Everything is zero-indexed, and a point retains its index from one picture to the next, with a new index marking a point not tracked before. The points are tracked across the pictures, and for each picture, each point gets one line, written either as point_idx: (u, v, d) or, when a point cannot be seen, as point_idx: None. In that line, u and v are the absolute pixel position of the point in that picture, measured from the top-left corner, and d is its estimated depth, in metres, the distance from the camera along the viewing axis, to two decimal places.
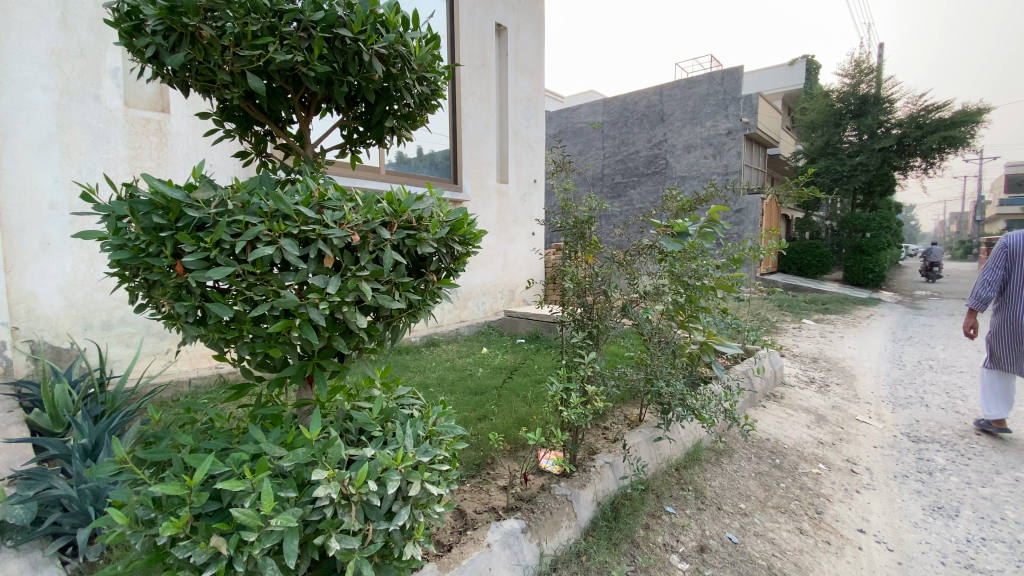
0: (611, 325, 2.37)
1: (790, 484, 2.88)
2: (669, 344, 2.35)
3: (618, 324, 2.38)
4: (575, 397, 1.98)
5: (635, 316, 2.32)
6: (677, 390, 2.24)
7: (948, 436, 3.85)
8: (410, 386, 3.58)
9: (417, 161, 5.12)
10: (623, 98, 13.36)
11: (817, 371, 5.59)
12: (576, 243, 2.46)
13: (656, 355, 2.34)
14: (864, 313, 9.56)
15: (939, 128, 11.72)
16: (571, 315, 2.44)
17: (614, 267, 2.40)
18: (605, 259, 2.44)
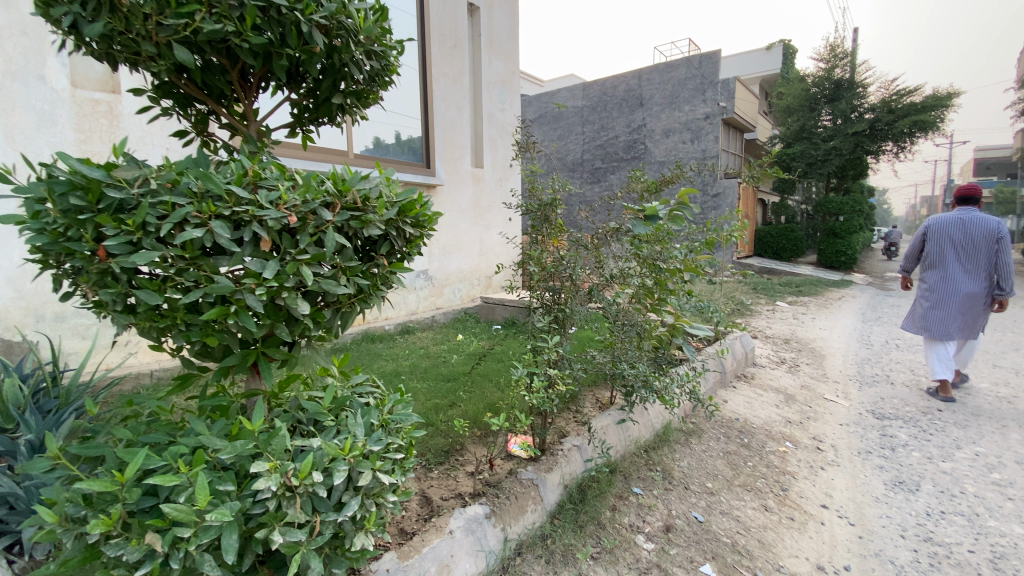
0: (576, 309, 2.35)
1: (757, 463, 2.93)
2: (636, 327, 2.35)
3: (583, 308, 2.36)
4: (538, 381, 1.96)
5: (602, 300, 2.34)
6: (644, 373, 2.27)
7: (911, 413, 3.97)
8: (382, 374, 3.54)
9: (397, 147, 5.03)
10: (602, 82, 13.27)
11: (788, 351, 5.70)
12: (542, 226, 2.41)
13: (623, 338, 2.33)
14: (836, 295, 9.77)
15: (910, 113, 11.93)
16: (538, 299, 2.42)
17: (580, 250, 2.36)
18: (572, 242, 2.41)
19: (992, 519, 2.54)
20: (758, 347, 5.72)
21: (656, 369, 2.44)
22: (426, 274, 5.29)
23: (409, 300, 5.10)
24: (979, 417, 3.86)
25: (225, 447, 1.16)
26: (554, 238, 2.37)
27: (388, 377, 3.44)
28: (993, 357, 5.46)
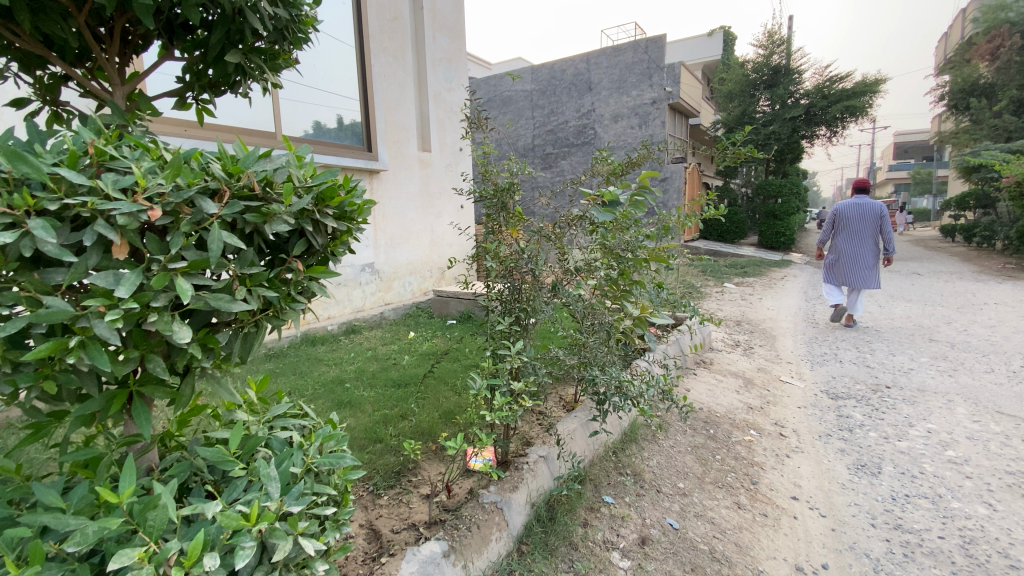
0: (542, 308, 2.10)
1: (725, 456, 2.83)
2: (606, 328, 2.11)
3: (548, 307, 2.12)
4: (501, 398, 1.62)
5: (566, 295, 2.11)
6: (616, 380, 1.99)
7: (862, 391, 4.04)
8: (323, 382, 3.19)
9: (340, 131, 4.60)
10: (551, 65, 13.05)
11: (741, 334, 5.75)
12: (498, 216, 2.14)
13: (590, 337, 2.09)
14: (779, 275, 10.09)
15: (842, 98, 12.46)
16: (498, 297, 2.17)
17: (540, 242, 2.14)
18: (531, 233, 2.16)
19: (954, 500, 2.56)
20: (713, 331, 5.73)
21: (624, 368, 2.22)
22: (372, 268, 4.92)
23: (355, 297, 4.74)
24: (924, 393, 3.97)
25: (76, 534, 0.85)
26: (512, 228, 2.08)
27: (329, 387, 3.09)
28: (927, 331, 5.72)
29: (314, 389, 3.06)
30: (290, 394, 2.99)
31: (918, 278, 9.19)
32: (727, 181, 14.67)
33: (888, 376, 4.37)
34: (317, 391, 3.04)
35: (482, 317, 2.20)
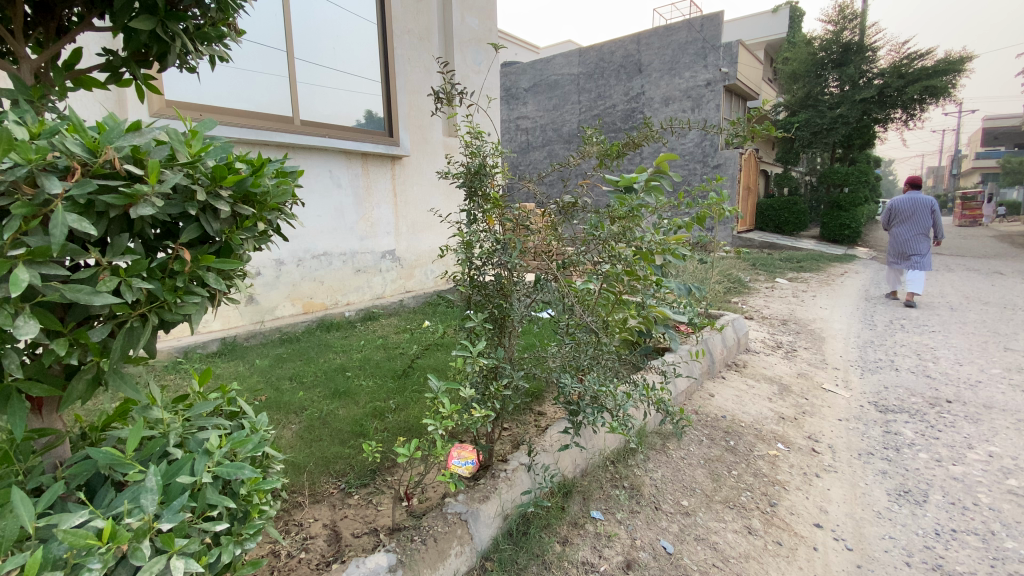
0: (515, 305, 1.87)
1: (742, 471, 2.56)
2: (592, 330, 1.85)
3: (523, 304, 1.87)
4: (449, 406, 1.47)
5: (542, 293, 1.87)
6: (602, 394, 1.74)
7: (917, 405, 3.59)
8: (325, 369, 3.15)
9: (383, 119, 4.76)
10: (599, 47, 12.55)
11: (785, 334, 5.30)
12: (474, 204, 1.92)
13: (574, 339, 1.84)
14: (838, 271, 9.30)
15: (921, 78, 11.26)
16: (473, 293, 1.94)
17: (518, 232, 1.90)
18: (508, 222, 1.91)
19: (1011, 539, 2.19)
20: (754, 330, 5.32)
21: (620, 374, 2.02)
22: (393, 255, 4.88)
23: (374, 284, 4.72)
24: (992, 410, 3.48)
25: None
26: (484, 218, 1.90)
27: (329, 374, 3.05)
28: (1005, 339, 5.05)
29: (314, 376, 3.03)
30: (291, 381, 2.97)
31: (1002, 278, 8.19)
32: (787, 169, 13.66)
33: (950, 389, 3.87)
34: (318, 377, 3.01)
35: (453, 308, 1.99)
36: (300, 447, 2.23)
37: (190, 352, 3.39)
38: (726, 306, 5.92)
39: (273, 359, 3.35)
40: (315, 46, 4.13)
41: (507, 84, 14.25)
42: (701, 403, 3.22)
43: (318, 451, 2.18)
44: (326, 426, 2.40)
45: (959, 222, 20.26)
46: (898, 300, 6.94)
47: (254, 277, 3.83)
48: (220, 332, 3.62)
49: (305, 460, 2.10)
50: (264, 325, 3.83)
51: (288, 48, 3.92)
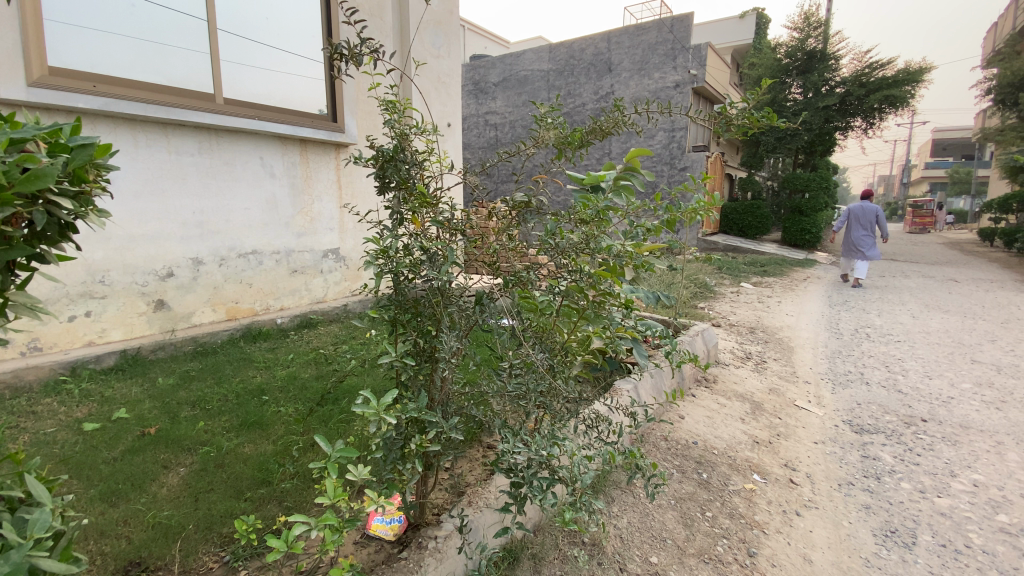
0: (444, 337, 1.36)
1: (717, 513, 2.25)
2: (549, 365, 1.48)
3: (451, 339, 1.35)
4: (343, 486, 1.04)
5: (482, 315, 1.44)
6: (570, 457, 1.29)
7: (892, 424, 3.40)
8: (239, 390, 2.68)
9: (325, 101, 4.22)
10: (569, 44, 12.26)
11: (753, 344, 5.09)
12: (396, 200, 1.41)
13: (520, 370, 1.44)
14: (801, 276, 9.28)
15: (881, 87, 11.45)
16: (400, 312, 1.44)
17: (451, 240, 1.48)
18: (438, 225, 1.46)
19: None
20: (722, 339, 5.10)
21: (580, 415, 1.65)
22: (337, 254, 4.41)
23: (314, 287, 4.24)
24: (968, 431, 3.32)
25: None
26: (409, 220, 1.42)
27: (243, 398, 2.58)
28: (970, 351, 4.99)
29: (223, 401, 2.56)
30: (194, 407, 2.50)
31: (956, 286, 8.32)
32: (752, 173, 13.71)
33: (923, 406, 3.70)
34: (228, 403, 2.54)
35: (362, 332, 1.49)
36: (184, 501, 1.78)
37: (80, 367, 2.82)
38: (693, 313, 5.69)
39: (180, 377, 2.85)
40: (245, 17, 3.60)
41: (475, 78, 13.75)
42: (670, 428, 2.92)
43: (204, 507, 1.73)
44: (223, 470, 1.95)
45: (910, 229, 21.01)
46: (860, 307, 6.89)
47: (165, 279, 3.30)
48: (120, 343, 3.06)
49: (184, 522, 1.66)
50: (176, 334, 3.30)
51: (210, 18, 3.40)
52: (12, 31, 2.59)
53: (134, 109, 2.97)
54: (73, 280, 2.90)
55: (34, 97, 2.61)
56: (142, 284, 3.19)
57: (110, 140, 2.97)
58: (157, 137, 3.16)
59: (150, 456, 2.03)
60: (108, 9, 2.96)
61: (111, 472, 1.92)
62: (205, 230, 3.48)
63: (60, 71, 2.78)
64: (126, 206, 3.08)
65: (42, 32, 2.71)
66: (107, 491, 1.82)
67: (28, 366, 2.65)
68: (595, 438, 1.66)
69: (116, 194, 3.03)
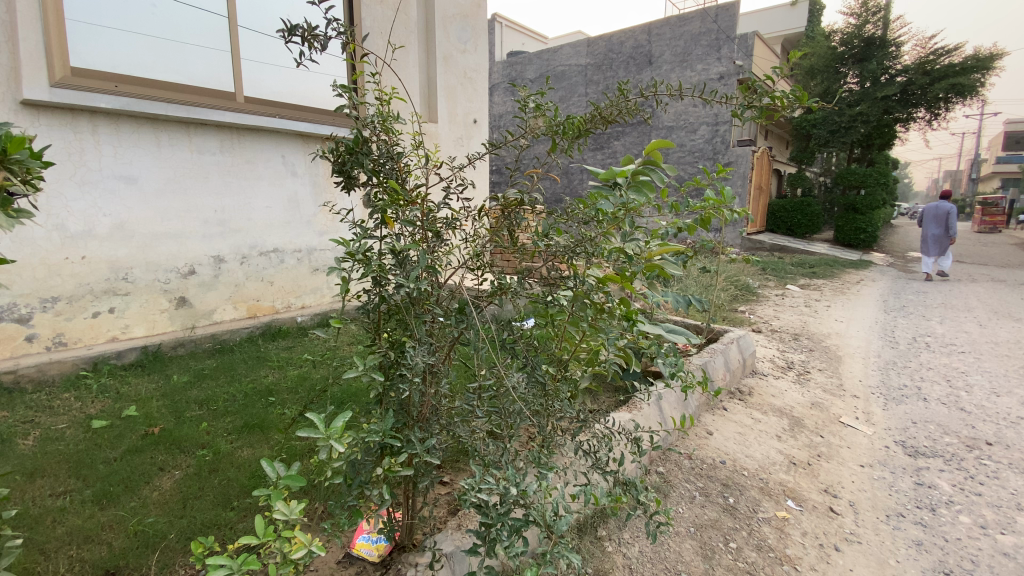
0: (414, 354, 1.19)
1: (742, 544, 2.03)
2: (526, 384, 1.33)
3: (423, 356, 1.19)
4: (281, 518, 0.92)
5: (459, 326, 1.28)
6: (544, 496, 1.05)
7: (953, 447, 3.03)
8: (247, 390, 2.66)
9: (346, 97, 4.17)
10: (608, 37, 11.88)
11: (796, 352, 4.73)
12: (372, 198, 1.22)
13: (493, 392, 1.29)
14: (854, 278, 8.66)
15: (947, 75, 10.53)
16: (370, 323, 1.25)
17: (420, 241, 1.27)
18: (414, 224, 1.27)
19: None
20: (762, 347, 4.76)
21: (578, 440, 1.47)
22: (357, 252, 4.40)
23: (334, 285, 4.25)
24: None
25: None
26: (383, 218, 1.24)
27: (250, 399, 2.55)
28: None
29: (231, 402, 2.53)
30: (202, 407, 2.48)
31: None
32: (801, 169, 12.94)
33: (989, 427, 3.30)
34: (235, 403, 2.52)
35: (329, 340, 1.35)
36: (172, 505, 1.73)
37: (101, 362, 2.87)
38: (730, 318, 5.36)
39: (194, 376, 2.84)
40: (267, 14, 3.59)
41: (513, 74, 13.59)
42: (696, 446, 2.72)
43: (191, 514, 1.68)
44: (216, 476, 1.90)
45: (979, 227, 19.36)
46: (920, 313, 6.32)
47: (187, 276, 3.34)
48: (142, 339, 3.11)
49: (166, 530, 1.60)
50: (196, 330, 3.33)
51: (231, 15, 3.39)
52: (36, 33, 2.65)
53: (154, 109, 3.03)
54: (97, 276, 2.97)
55: (54, 97, 2.68)
56: (164, 281, 3.24)
57: (133, 139, 3.02)
58: (180, 137, 3.22)
59: (148, 457, 2.01)
60: (133, 14, 3.02)
61: (109, 471, 1.91)
62: (226, 228, 3.51)
63: (83, 72, 2.84)
64: (148, 205, 3.13)
65: (67, 34, 2.77)
66: (101, 491, 1.79)
67: (52, 361, 2.72)
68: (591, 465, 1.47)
69: (140, 192, 3.09)
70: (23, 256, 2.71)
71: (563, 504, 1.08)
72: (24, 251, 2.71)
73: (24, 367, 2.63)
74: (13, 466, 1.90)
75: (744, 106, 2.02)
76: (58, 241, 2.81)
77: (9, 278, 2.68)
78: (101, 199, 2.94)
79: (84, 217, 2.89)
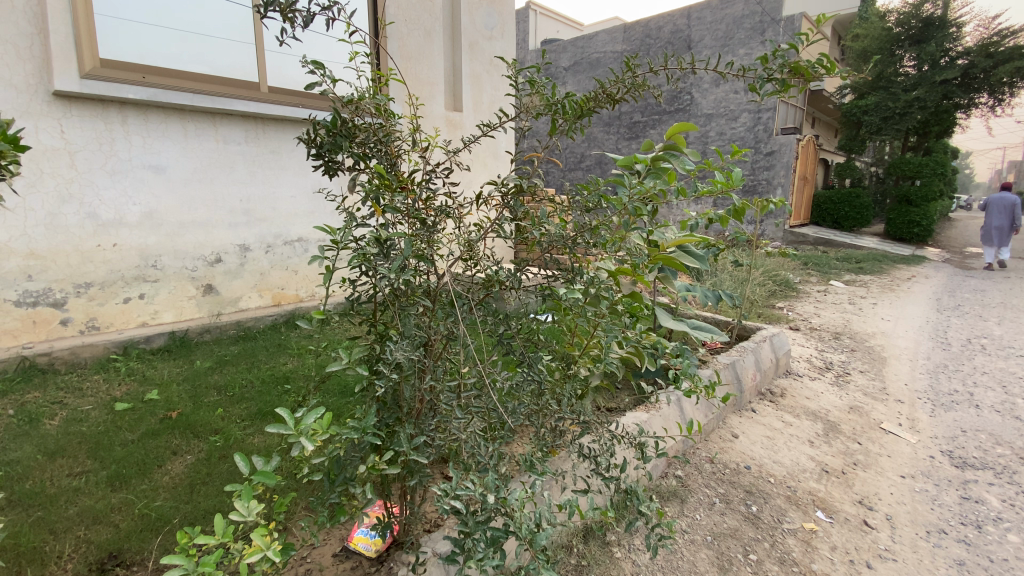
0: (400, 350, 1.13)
1: (763, 557, 1.90)
2: (516, 384, 1.27)
3: (410, 351, 1.13)
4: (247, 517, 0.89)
5: (449, 321, 1.22)
6: (525, 506, 0.97)
7: (1006, 459, 2.78)
8: (264, 377, 2.69)
9: None
10: (646, 22, 11.50)
11: (836, 352, 4.47)
12: (361, 185, 1.16)
13: (481, 389, 1.23)
14: (905, 274, 8.14)
15: (1014, 57, 9.69)
16: (359, 316, 1.20)
17: (412, 231, 1.21)
18: (404, 212, 1.20)
19: None
20: (798, 345, 4.51)
21: (578, 444, 1.39)
22: None
23: None
24: None
25: None
26: (372, 206, 1.17)
27: (267, 386, 2.58)
28: None
29: (248, 388, 2.57)
30: (220, 392, 2.52)
31: None
32: (850, 158, 12.22)
33: None
34: (251, 390, 2.55)
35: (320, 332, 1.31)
36: (180, 489, 1.76)
37: (131, 346, 2.96)
38: (765, 314, 5.11)
39: (216, 361, 2.90)
40: None
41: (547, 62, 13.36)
42: (720, 449, 2.59)
43: (195, 499, 1.70)
44: (224, 462, 1.92)
45: None
46: (976, 313, 5.87)
47: (214, 264, 3.41)
48: (170, 324, 3.20)
49: (171, 515, 1.62)
50: (221, 317, 3.40)
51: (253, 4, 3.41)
52: (65, 25, 2.72)
53: (179, 100, 3.08)
54: (127, 263, 3.06)
55: (83, 87, 2.77)
56: (192, 269, 3.32)
57: (161, 129, 3.09)
58: (206, 127, 3.27)
59: (163, 441, 2.05)
60: (159, 5, 3.07)
61: (125, 453, 1.96)
62: (251, 217, 3.56)
63: (111, 63, 2.91)
64: (175, 193, 3.20)
65: (96, 26, 2.85)
66: (116, 471, 1.84)
67: (85, 344, 2.82)
68: (591, 472, 1.39)
69: (168, 181, 3.16)
70: (58, 244, 2.82)
71: (546, 517, 1.00)
72: (58, 237, 2.82)
73: (59, 350, 2.74)
74: (37, 445, 1.97)
75: (765, 78, 1.81)
76: (90, 228, 2.92)
77: (45, 264, 2.80)
78: (130, 187, 3.03)
79: (114, 205, 2.98)
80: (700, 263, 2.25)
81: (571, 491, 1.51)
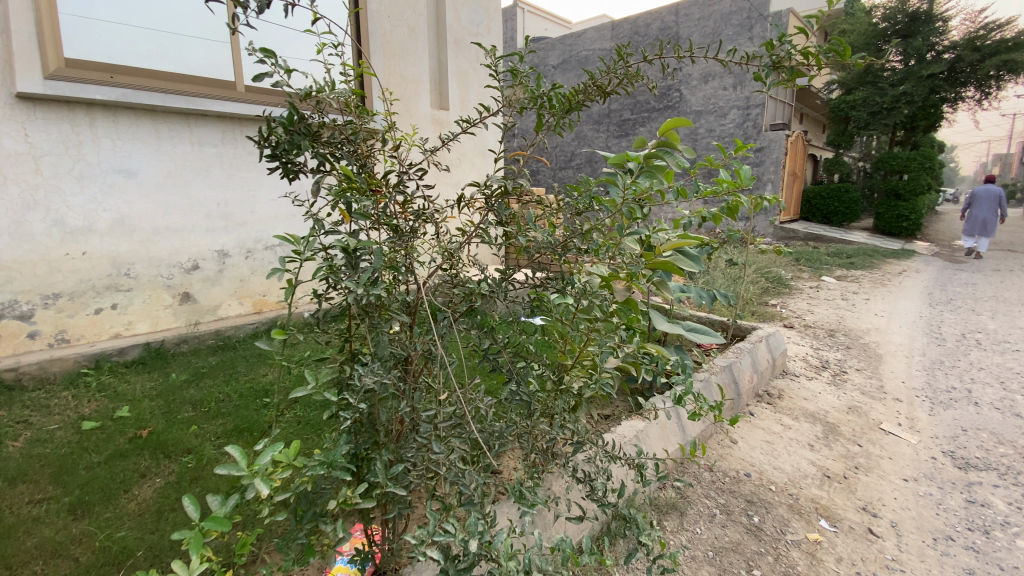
0: (375, 372, 1.03)
1: (768, 572, 1.82)
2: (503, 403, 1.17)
3: (385, 372, 1.02)
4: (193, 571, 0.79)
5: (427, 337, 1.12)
6: (512, 547, 0.88)
7: (1008, 459, 2.72)
8: (242, 390, 2.56)
9: None
10: (634, 20, 11.43)
11: (831, 350, 4.41)
12: (327, 188, 1.05)
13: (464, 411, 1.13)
14: (896, 269, 8.14)
15: (999, 51, 9.72)
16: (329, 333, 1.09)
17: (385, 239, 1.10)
18: (376, 218, 1.10)
19: None
20: (794, 344, 4.45)
21: (571, 466, 1.28)
22: None
23: None
24: None
25: None
26: (340, 211, 1.06)
27: (245, 400, 2.46)
28: None
29: (225, 403, 2.44)
30: (195, 408, 2.39)
31: None
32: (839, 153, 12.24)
33: None
34: (229, 404, 2.42)
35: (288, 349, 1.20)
36: (147, 517, 1.64)
37: (104, 360, 2.82)
38: (759, 312, 5.04)
39: (192, 374, 2.77)
40: None
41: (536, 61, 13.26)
42: (719, 456, 2.50)
43: (162, 528, 1.58)
44: (196, 485, 1.80)
45: None
46: (968, 308, 5.85)
47: (191, 271, 3.28)
48: (145, 335, 3.05)
49: (135, 547, 1.50)
50: (200, 326, 3.26)
51: None
52: (27, 23, 2.58)
53: (150, 100, 2.94)
54: (98, 272, 2.92)
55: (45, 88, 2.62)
56: (167, 276, 3.18)
57: (131, 131, 2.95)
58: (180, 128, 3.13)
59: (131, 463, 1.92)
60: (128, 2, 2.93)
61: (89, 477, 1.83)
62: (230, 222, 3.43)
63: (77, 62, 2.77)
64: (148, 198, 3.06)
65: (61, 25, 2.71)
66: (77, 498, 1.71)
67: (53, 358, 2.68)
68: (586, 497, 1.28)
69: (140, 186, 3.02)
70: (22, 253, 2.68)
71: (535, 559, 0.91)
72: (22, 247, 2.68)
73: (25, 365, 2.60)
74: None
75: (768, 67, 1.71)
76: (58, 237, 2.77)
77: (9, 275, 2.65)
78: (100, 193, 2.88)
79: (83, 212, 2.84)
80: (695, 265, 2.16)
81: (565, 515, 1.41)
